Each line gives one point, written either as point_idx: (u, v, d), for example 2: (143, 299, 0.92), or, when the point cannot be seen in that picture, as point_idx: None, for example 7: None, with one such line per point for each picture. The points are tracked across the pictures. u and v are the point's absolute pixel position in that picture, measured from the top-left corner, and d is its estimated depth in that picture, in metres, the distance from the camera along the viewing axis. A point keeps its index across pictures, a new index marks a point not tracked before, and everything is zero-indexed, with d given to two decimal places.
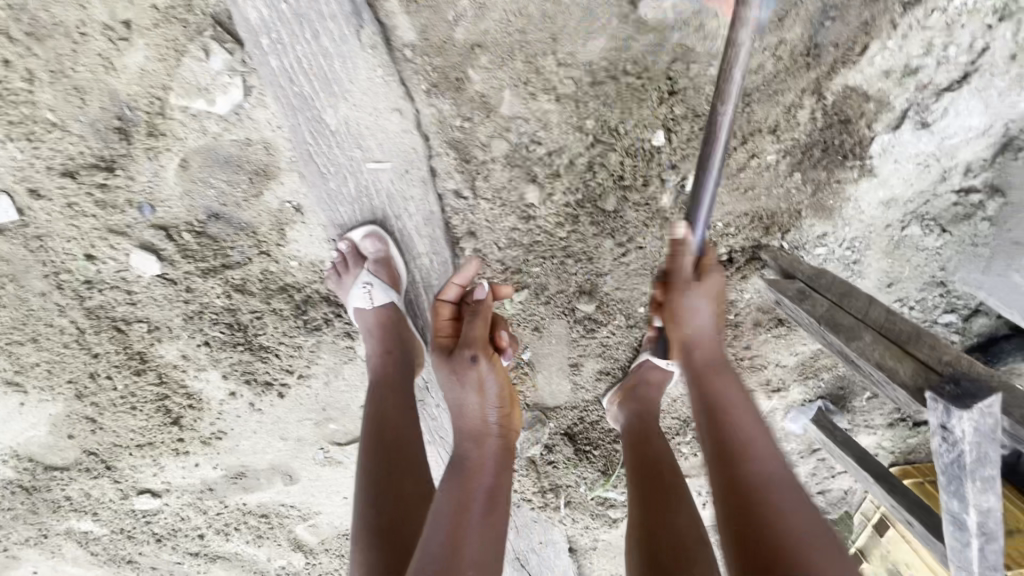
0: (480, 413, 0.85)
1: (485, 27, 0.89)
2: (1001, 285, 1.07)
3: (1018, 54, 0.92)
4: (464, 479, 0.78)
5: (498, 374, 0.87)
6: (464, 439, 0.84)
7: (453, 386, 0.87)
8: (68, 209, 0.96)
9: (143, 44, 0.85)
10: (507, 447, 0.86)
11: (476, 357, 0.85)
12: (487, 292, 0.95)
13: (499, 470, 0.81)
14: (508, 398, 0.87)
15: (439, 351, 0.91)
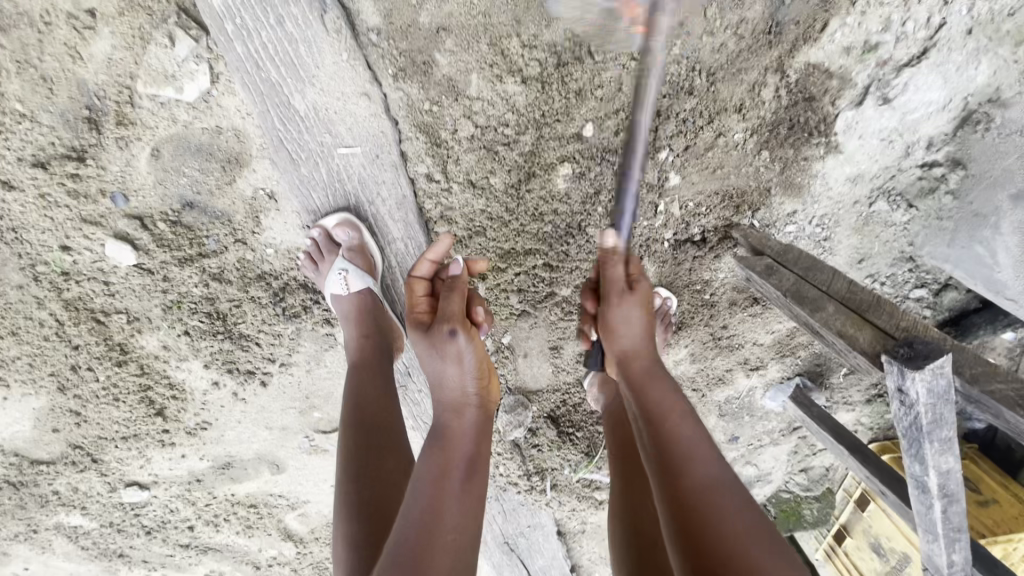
0: (458, 383, 0.84)
1: (449, 10, 0.89)
2: (966, 257, 1.10)
3: (973, 28, 0.94)
4: (443, 448, 0.78)
5: (476, 347, 0.85)
6: (442, 410, 0.85)
7: (432, 358, 0.86)
8: (41, 200, 0.96)
9: (108, 33, 0.85)
10: (486, 417, 0.86)
11: (453, 330, 0.84)
12: (462, 267, 0.94)
13: (478, 439, 0.82)
14: (486, 366, 0.86)
15: (415, 326, 0.91)
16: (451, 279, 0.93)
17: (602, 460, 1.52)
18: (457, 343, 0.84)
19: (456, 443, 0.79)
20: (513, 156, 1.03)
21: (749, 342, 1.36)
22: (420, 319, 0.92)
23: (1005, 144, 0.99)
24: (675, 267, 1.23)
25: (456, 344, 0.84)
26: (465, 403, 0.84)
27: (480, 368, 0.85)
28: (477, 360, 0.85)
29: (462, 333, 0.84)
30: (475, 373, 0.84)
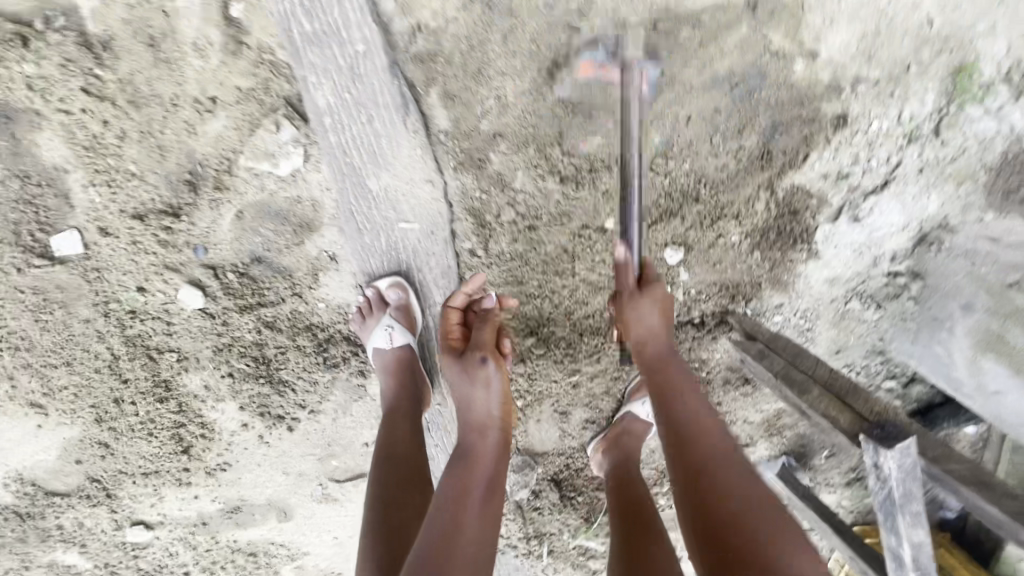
0: (484, 405, 1.01)
1: (507, 120, 1.08)
2: (928, 353, 1.27)
3: (922, 168, 1.19)
4: (466, 470, 0.92)
5: (502, 375, 1.04)
6: (469, 432, 1.00)
7: (463, 382, 1.04)
8: (133, 246, 1.09)
9: (223, 115, 1.02)
10: (506, 442, 1.01)
11: (486, 358, 1.03)
12: (495, 301, 1.15)
13: (497, 460, 0.97)
14: (508, 394, 1.04)
15: (450, 351, 1.09)
16: (484, 310, 1.14)
17: (600, 527, 1.58)
18: (487, 369, 1.03)
19: (480, 464, 0.94)
20: (546, 240, 1.20)
21: (741, 419, 1.48)
22: (453, 343, 1.12)
23: (954, 262, 1.20)
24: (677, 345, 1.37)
25: (487, 369, 1.03)
26: (489, 423, 1.00)
27: (504, 392, 1.03)
28: (501, 386, 1.03)
29: (491, 360, 1.03)
30: (499, 395, 1.02)
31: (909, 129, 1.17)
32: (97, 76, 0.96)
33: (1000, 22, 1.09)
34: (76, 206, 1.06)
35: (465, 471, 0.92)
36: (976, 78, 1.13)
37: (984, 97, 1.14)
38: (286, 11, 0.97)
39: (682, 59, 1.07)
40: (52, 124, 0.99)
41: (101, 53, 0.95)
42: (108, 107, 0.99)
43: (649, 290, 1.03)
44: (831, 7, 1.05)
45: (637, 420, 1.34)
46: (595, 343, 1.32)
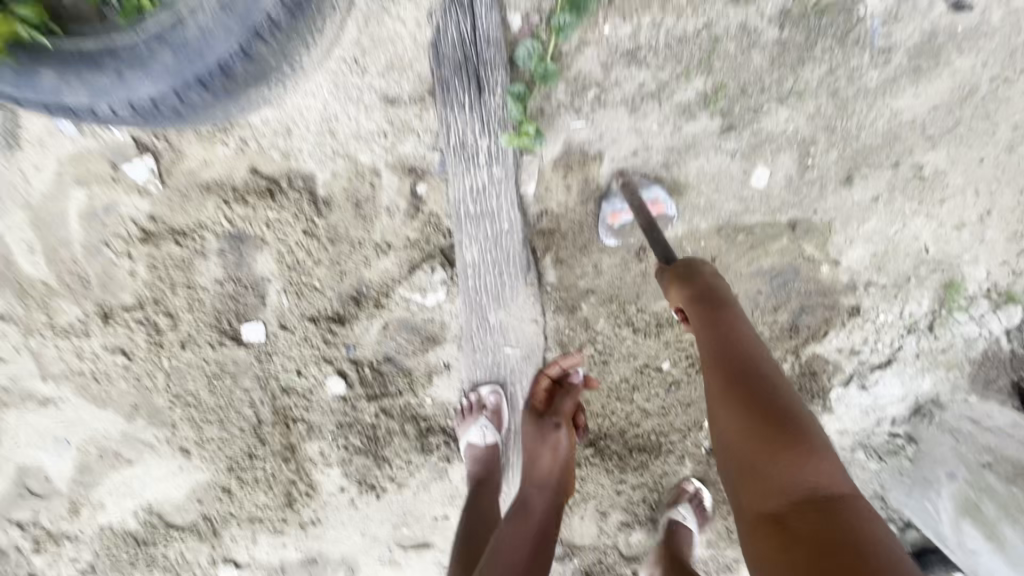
0: (549, 466, 1.35)
1: (599, 281, 1.42)
2: (919, 507, 1.49)
3: (919, 354, 1.50)
4: (523, 513, 1.27)
5: (567, 443, 1.39)
6: (528, 483, 1.34)
7: (537, 442, 1.37)
8: (303, 340, 1.41)
9: (393, 256, 1.37)
10: (558, 496, 1.34)
11: (559, 425, 1.38)
12: (581, 378, 1.44)
13: (546, 512, 1.29)
14: (569, 460, 1.38)
15: (533, 413, 1.42)
16: (571, 384, 1.44)
17: None
18: (558, 433, 1.38)
19: (530, 513, 1.27)
20: (614, 372, 1.50)
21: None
22: (536, 407, 1.43)
23: (942, 436, 1.46)
24: (707, 467, 1.63)
25: (557, 433, 1.38)
26: (549, 480, 1.34)
27: (565, 455, 1.37)
28: (566, 449, 1.37)
29: (563, 429, 1.38)
30: (560, 458, 1.36)
31: (908, 323, 1.48)
32: (313, 221, 1.33)
33: (980, 255, 1.43)
34: (268, 305, 1.40)
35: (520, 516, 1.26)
36: (961, 294, 1.46)
37: (968, 307, 1.47)
38: (459, 196, 1.31)
39: (738, 253, 1.41)
40: (271, 248, 1.35)
41: (321, 207, 1.32)
42: (314, 242, 1.35)
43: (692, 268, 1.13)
44: (853, 232, 1.40)
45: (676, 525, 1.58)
46: (641, 458, 1.59)
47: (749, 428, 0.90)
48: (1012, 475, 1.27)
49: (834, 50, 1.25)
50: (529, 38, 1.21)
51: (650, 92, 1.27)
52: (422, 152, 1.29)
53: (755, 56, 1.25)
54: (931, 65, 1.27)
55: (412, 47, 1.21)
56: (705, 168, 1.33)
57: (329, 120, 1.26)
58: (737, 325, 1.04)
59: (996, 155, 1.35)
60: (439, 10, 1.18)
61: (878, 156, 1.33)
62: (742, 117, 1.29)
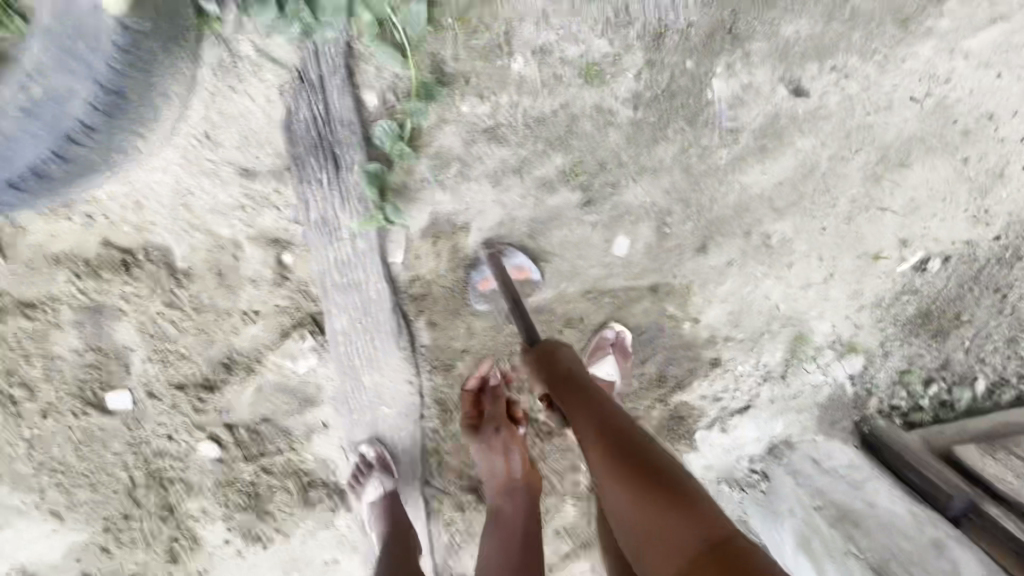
0: (507, 470, 1.34)
1: (472, 341, 1.46)
2: (768, 538, 1.62)
3: (772, 400, 1.63)
4: (503, 527, 1.27)
5: (517, 444, 1.35)
6: (502, 494, 1.33)
7: (486, 454, 1.36)
8: (172, 407, 1.40)
9: (261, 323, 1.37)
10: (532, 494, 1.33)
11: (498, 428, 1.37)
12: (500, 377, 1.46)
13: (526, 515, 1.28)
14: (526, 458, 1.36)
15: (470, 422, 1.41)
16: (494, 387, 1.44)
17: None
18: (501, 437, 1.36)
19: (513, 521, 1.27)
20: None
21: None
22: (472, 415, 1.42)
23: (785, 476, 1.60)
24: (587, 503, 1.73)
25: (500, 437, 1.36)
26: (515, 482, 1.32)
27: (519, 454, 1.35)
28: (519, 451, 1.35)
29: (502, 429, 1.37)
30: (516, 458, 1.35)
31: (763, 372, 1.60)
32: (174, 292, 1.31)
33: (825, 312, 1.56)
34: (133, 373, 1.37)
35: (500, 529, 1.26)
36: (809, 346, 1.59)
37: (816, 358, 1.60)
38: (323, 267, 1.31)
39: (605, 313, 1.47)
40: (132, 319, 1.32)
41: (181, 278, 1.30)
42: (177, 312, 1.33)
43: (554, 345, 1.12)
44: (710, 294, 1.49)
45: None
46: None
47: (634, 493, 0.89)
48: (836, 519, 1.42)
49: (685, 131, 1.31)
50: (384, 119, 1.21)
51: (511, 168, 1.30)
52: (284, 226, 1.28)
53: (611, 135, 1.30)
54: (775, 145, 1.35)
55: (265, 124, 1.19)
56: (569, 237, 1.38)
57: (182, 194, 1.23)
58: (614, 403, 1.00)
59: (836, 225, 1.45)
60: (290, 90, 1.16)
61: (730, 226, 1.41)
62: (601, 192, 1.34)
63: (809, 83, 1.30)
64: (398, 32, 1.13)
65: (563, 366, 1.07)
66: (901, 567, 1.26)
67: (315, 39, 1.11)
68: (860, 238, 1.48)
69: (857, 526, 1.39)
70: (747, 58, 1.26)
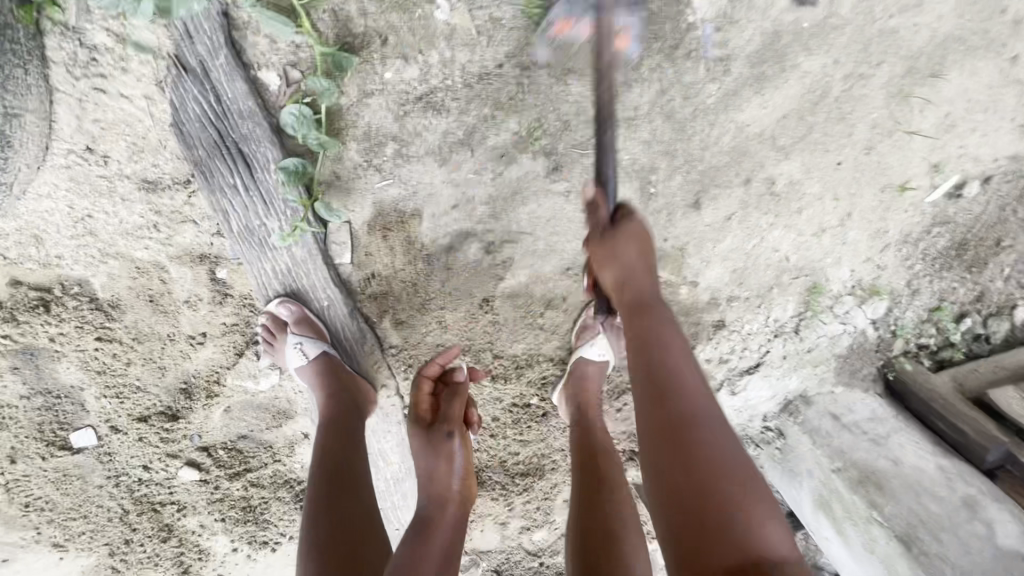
0: (447, 481, 1.12)
1: (447, 335, 1.31)
2: (789, 496, 1.53)
3: (786, 356, 1.48)
4: (423, 541, 1.01)
5: (464, 451, 1.17)
6: (429, 501, 1.11)
7: (428, 459, 1.14)
8: (140, 439, 1.32)
9: (212, 344, 1.25)
10: (462, 513, 1.13)
11: (451, 434, 1.16)
12: (466, 375, 1.22)
13: (452, 530, 1.07)
14: (469, 471, 1.16)
15: (417, 423, 1.19)
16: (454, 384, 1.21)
17: None
18: (451, 444, 1.16)
19: (437, 530, 1.05)
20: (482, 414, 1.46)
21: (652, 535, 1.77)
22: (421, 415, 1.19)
23: (803, 437, 1.49)
24: None
25: (450, 445, 1.15)
26: (449, 497, 1.11)
27: (465, 468, 1.15)
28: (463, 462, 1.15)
29: (456, 437, 1.16)
30: (461, 471, 1.15)
31: (774, 328, 1.45)
32: (107, 326, 1.18)
33: (843, 257, 1.36)
34: (90, 410, 1.28)
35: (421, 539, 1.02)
36: (824, 296, 1.42)
37: (832, 307, 1.44)
38: (262, 281, 1.15)
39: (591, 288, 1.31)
40: (70, 358, 1.21)
41: (110, 310, 1.16)
42: (116, 345, 1.20)
43: (622, 229, 0.98)
44: (708, 253, 1.30)
45: None
46: (525, 481, 1.61)
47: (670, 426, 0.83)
48: (856, 483, 1.32)
49: (663, 68, 1.06)
50: (292, 102, 1.00)
51: (457, 140, 1.09)
52: (207, 240, 1.11)
53: (572, 84, 1.06)
54: (776, 71, 1.10)
55: (154, 127, 0.99)
56: (539, 211, 1.19)
57: (82, 220, 1.06)
58: (667, 332, 0.93)
59: (855, 157, 1.22)
60: (170, 83, 0.95)
61: (727, 175, 1.20)
62: (569, 155, 1.13)
63: None
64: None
65: (633, 246, 0.97)
66: (929, 534, 1.19)
67: (179, 15, 0.89)
68: (884, 169, 1.25)
69: (879, 489, 1.29)
70: None
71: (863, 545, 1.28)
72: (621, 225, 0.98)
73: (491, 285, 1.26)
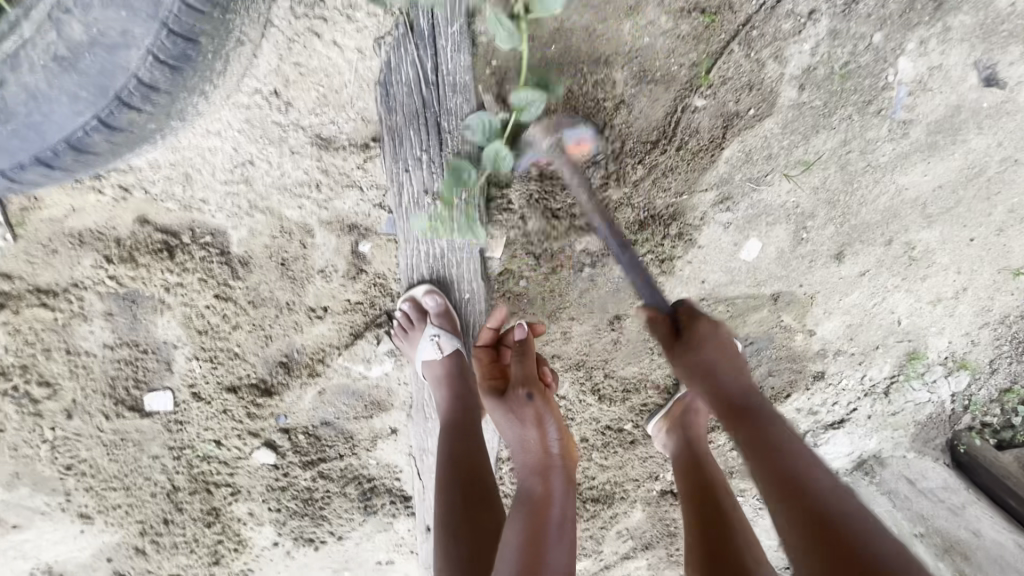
0: (541, 446, 1.02)
1: (566, 345, 1.28)
2: None
3: (870, 415, 1.51)
4: (537, 510, 0.94)
5: (551, 409, 1.04)
6: (531, 474, 1.01)
7: (514, 424, 1.04)
8: (221, 412, 1.21)
9: (330, 320, 1.16)
10: (569, 479, 1.02)
11: (531, 394, 1.02)
12: (526, 329, 1.10)
13: (564, 500, 0.97)
14: (563, 428, 1.05)
15: (491, 390, 1.08)
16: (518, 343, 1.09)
17: None
18: (534, 405, 1.03)
19: (548, 503, 0.95)
20: (574, 432, 1.41)
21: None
22: (493, 381, 1.09)
23: (880, 496, 1.50)
24: (656, 507, 1.60)
25: (534, 405, 1.02)
26: (549, 463, 1.01)
27: (555, 425, 1.03)
28: (551, 419, 1.03)
29: (537, 396, 1.02)
30: (552, 431, 1.03)
31: (868, 386, 1.48)
32: (228, 284, 1.08)
33: (946, 328, 1.42)
34: (175, 372, 1.16)
35: (535, 517, 0.93)
36: (920, 363, 1.46)
37: (924, 375, 1.48)
38: (411, 260, 1.09)
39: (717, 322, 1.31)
40: (174, 311, 1.10)
41: (237, 268, 1.07)
42: (229, 305, 1.10)
43: (703, 326, 0.95)
44: (833, 305, 1.33)
45: (703, 396, 1.32)
46: (594, 508, 1.55)
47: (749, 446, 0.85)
48: (942, 551, 1.35)
49: (853, 119, 1.09)
50: (480, 109, 0.97)
51: (644, 151, 1.08)
52: (365, 210, 1.05)
53: (766, 119, 1.07)
54: (946, 142, 1.15)
55: (354, 83, 0.94)
56: (697, 237, 1.18)
57: (241, 166, 0.98)
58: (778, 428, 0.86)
59: (985, 236, 1.28)
60: (390, 42, 0.91)
61: (873, 232, 1.23)
62: (741, 188, 1.13)
63: (1004, 71, 1.08)
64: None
65: (714, 349, 0.93)
66: None
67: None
68: (1006, 252, 1.31)
69: (966, 560, 1.32)
70: (945, 35, 1.04)
71: None
72: (694, 331, 0.95)
73: (626, 303, 1.24)
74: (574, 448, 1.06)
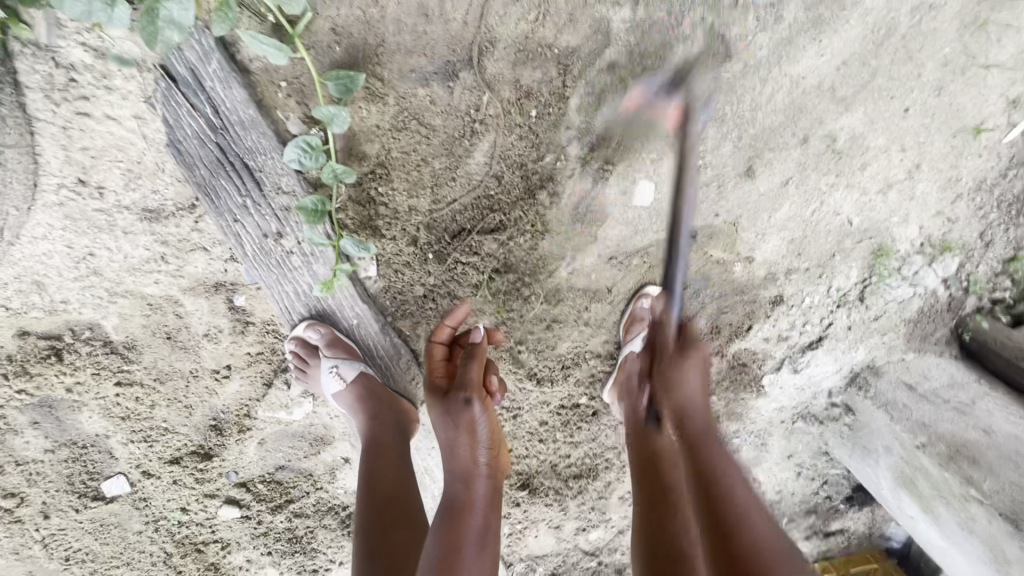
0: (471, 454, 0.93)
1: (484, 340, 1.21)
2: (860, 465, 1.41)
3: (851, 325, 1.33)
4: (457, 521, 0.86)
5: (487, 415, 0.95)
6: (455, 481, 0.93)
7: (448, 428, 0.95)
8: (174, 482, 1.25)
9: (239, 376, 1.16)
10: (496, 487, 0.94)
11: (470, 400, 0.94)
12: (482, 336, 1.04)
13: (488, 510, 0.90)
14: (497, 433, 0.96)
15: (434, 390, 1.00)
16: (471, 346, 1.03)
17: None
18: (470, 410, 0.94)
19: (469, 515, 0.88)
20: (528, 419, 1.34)
21: None
22: (437, 382, 1.02)
23: (877, 411, 1.36)
24: None
25: (469, 412, 0.93)
26: (477, 473, 0.93)
27: (491, 432, 0.95)
28: (487, 427, 0.94)
29: (476, 403, 0.94)
30: (487, 440, 0.94)
31: (839, 296, 1.30)
32: (125, 369, 1.11)
33: (911, 214, 1.22)
34: (119, 457, 1.21)
35: (453, 529, 0.85)
36: (891, 258, 1.26)
37: (901, 270, 1.28)
38: (284, 303, 1.06)
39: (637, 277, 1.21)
40: (90, 406, 1.13)
41: (125, 353, 1.09)
42: (137, 388, 1.13)
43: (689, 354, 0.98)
44: (764, 225, 1.18)
45: None
46: (579, 484, 1.45)
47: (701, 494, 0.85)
48: (947, 459, 1.20)
49: (706, 19, 0.96)
50: (292, 138, 0.92)
51: (481, 133, 1.00)
52: (220, 267, 1.02)
53: (606, 51, 0.96)
54: (834, 11, 0.98)
55: (150, 150, 0.90)
56: (579, 196, 1.06)
57: (83, 259, 0.98)
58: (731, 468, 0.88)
59: (924, 101, 1.09)
60: (160, 98, 0.87)
61: (781, 135, 1.08)
62: (606, 131, 1.02)
63: None
64: (268, 13, 0.85)
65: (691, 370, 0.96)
66: None
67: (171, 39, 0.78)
68: (958, 111, 1.10)
69: (973, 463, 1.17)
70: None
71: (959, 527, 1.17)
72: (687, 351, 0.98)
73: (530, 282, 1.14)
74: (507, 460, 0.98)
